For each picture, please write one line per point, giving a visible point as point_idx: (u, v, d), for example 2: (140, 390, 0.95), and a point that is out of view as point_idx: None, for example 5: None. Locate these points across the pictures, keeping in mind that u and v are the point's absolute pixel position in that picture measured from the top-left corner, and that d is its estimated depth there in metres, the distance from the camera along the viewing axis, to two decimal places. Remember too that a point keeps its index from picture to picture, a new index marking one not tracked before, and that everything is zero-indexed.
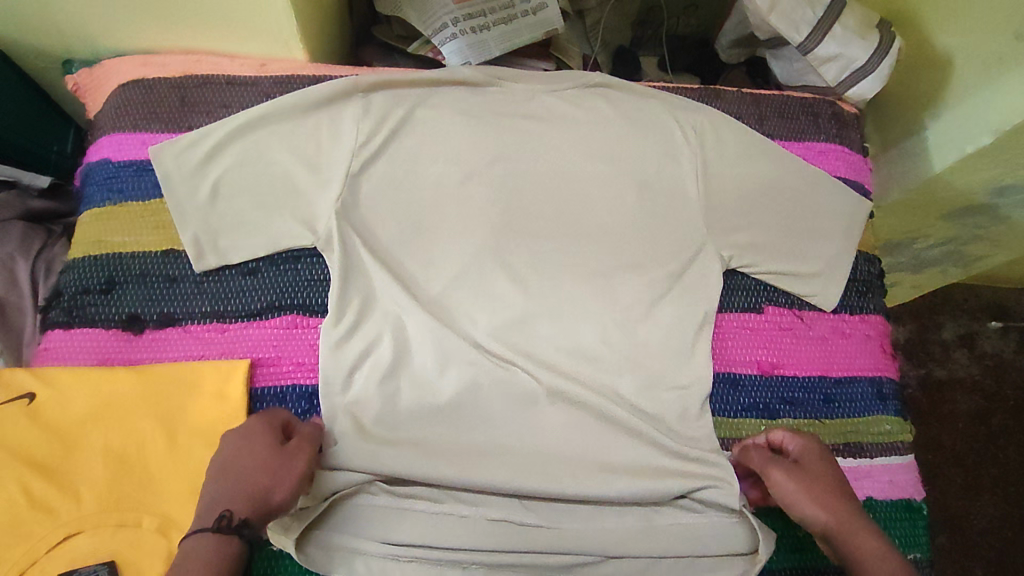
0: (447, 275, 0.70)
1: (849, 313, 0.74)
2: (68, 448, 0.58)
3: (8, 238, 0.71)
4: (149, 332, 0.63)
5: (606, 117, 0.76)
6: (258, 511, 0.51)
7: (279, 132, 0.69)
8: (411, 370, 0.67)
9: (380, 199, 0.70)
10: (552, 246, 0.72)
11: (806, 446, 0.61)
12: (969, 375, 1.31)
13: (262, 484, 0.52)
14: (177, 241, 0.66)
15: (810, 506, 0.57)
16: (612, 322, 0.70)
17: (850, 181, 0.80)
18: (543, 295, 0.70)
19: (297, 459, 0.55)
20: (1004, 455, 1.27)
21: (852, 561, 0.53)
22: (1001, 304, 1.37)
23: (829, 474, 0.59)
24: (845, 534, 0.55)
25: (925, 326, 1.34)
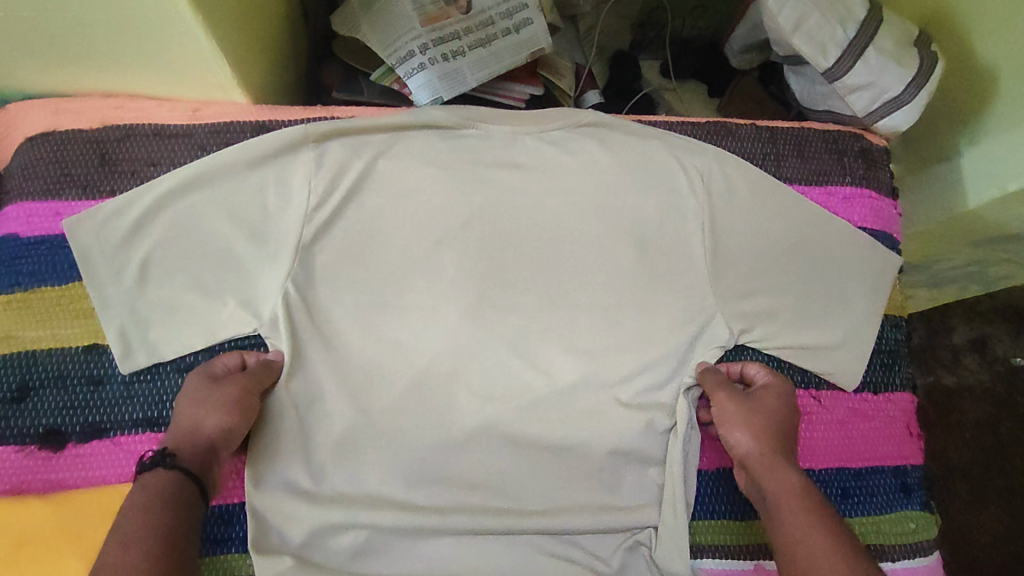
0: (413, 356, 0.61)
1: (872, 391, 0.66)
2: None
3: None
4: (72, 446, 0.54)
5: (600, 164, 0.65)
6: (193, 442, 0.52)
7: (217, 195, 0.59)
8: (377, 471, 0.59)
9: (337, 271, 0.61)
10: (535, 317, 0.63)
11: (773, 385, 0.61)
12: (980, 383, 1.24)
13: (194, 416, 0.53)
14: (102, 334, 0.57)
15: (739, 433, 0.58)
16: (606, 410, 0.62)
17: (877, 232, 0.71)
18: (526, 380, 0.62)
19: (229, 386, 0.54)
20: (1011, 465, 1.21)
21: (763, 488, 0.55)
22: (1017, 307, 1.28)
23: (772, 407, 0.59)
24: (761, 467, 0.56)
25: (936, 333, 1.26)
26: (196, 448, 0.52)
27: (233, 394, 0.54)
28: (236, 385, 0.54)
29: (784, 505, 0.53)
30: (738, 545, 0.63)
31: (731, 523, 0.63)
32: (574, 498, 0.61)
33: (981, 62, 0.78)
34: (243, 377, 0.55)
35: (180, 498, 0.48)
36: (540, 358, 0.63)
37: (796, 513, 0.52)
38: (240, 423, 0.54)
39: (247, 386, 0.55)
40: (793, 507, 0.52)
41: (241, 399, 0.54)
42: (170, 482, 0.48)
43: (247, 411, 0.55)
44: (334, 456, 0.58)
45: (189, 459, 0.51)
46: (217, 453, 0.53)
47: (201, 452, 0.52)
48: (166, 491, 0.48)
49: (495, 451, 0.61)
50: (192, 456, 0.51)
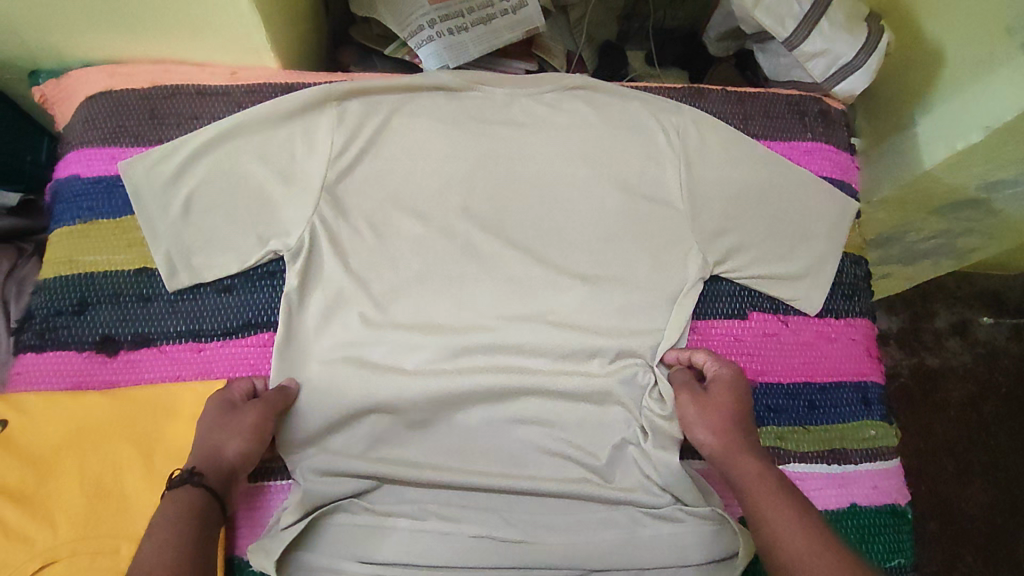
0: (424, 286, 0.69)
1: (835, 317, 0.74)
2: (43, 476, 0.57)
3: None
4: (124, 353, 0.62)
5: (589, 121, 0.74)
6: (214, 462, 0.57)
7: (251, 142, 0.68)
8: (390, 379, 0.65)
9: (357, 210, 0.69)
10: (533, 255, 0.71)
11: (722, 374, 0.67)
12: (962, 362, 1.30)
13: (217, 441, 0.58)
14: (150, 259, 0.65)
15: (701, 431, 0.64)
16: (596, 332, 0.69)
17: (838, 181, 0.79)
18: (526, 306, 0.70)
19: (249, 414, 0.59)
20: (995, 442, 1.25)
21: (730, 479, 0.61)
22: (993, 292, 1.35)
23: (717, 404, 0.65)
24: (725, 458, 0.62)
25: (918, 315, 1.33)
26: (219, 472, 0.57)
27: (252, 421, 0.59)
28: (256, 413, 0.59)
29: (756, 490, 0.59)
30: None
31: None
32: (570, 410, 0.67)
33: (928, 40, 0.88)
34: (261, 404, 0.60)
35: (203, 514, 0.53)
36: (537, 289, 0.70)
37: (765, 497, 0.58)
38: (258, 447, 0.59)
39: (264, 413, 0.59)
40: (756, 492, 0.59)
41: (259, 426, 0.59)
42: (195, 499, 0.54)
43: (264, 435, 0.60)
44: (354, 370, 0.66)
45: (212, 478, 0.56)
46: (237, 474, 0.58)
47: (222, 472, 0.57)
48: (190, 508, 0.53)
49: (497, 369, 0.67)
50: (215, 475, 0.57)
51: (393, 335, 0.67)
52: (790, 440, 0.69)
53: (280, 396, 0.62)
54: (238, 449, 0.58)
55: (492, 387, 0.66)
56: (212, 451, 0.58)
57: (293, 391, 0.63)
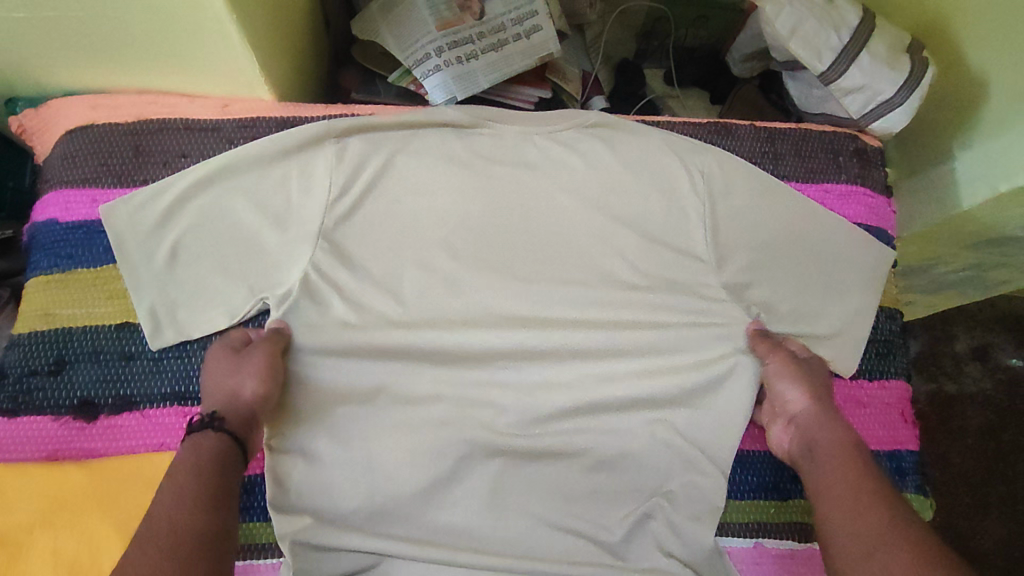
0: (424, 338, 0.64)
1: (868, 379, 0.68)
2: (14, 558, 0.52)
3: None
4: (103, 417, 0.58)
5: (605, 161, 0.69)
6: (233, 406, 0.56)
7: (244, 185, 0.63)
8: (394, 441, 0.62)
9: (356, 258, 0.64)
10: (543, 305, 0.67)
11: (815, 358, 0.65)
12: (983, 389, 1.25)
13: (232, 383, 0.57)
14: (133, 314, 0.60)
15: (794, 391, 0.62)
16: (610, 390, 0.65)
17: (874, 228, 0.73)
18: (537, 362, 0.66)
19: (258, 354, 0.58)
20: (1013, 471, 1.21)
21: (812, 443, 0.59)
22: (1018, 316, 1.30)
23: (818, 373, 0.63)
24: (814, 421, 0.60)
25: (937, 340, 1.28)
26: (238, 412, 0.56)
27: (263, 361, 0.58)
28: (263, 354, 0.58)
29: (839, 457, 0.56)
30: (747, 526, 0.64)
31: (742, 504, 0.65)
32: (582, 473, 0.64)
33: (968, 70, 0.82)
34: (264, 345, 0.59)
35: (226, 457, 0.52)
36: (547, 342, 0.66)
37: (850, 465, 0.56)
38: (272, 390, 0.58)
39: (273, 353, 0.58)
40: (842, 459, 0.56)
41: (271, 366, 0.58)
42: (216, 444, 0.53)
43: (276, 378, 0.59)
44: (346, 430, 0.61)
45: (232, 423, 0.55)
46: (256, 420, 0.57)
47: (242, 417, 0.56)
48: (214, 453, 0.52)
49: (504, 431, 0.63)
50: (236, 420, 0.55)
51: (396, 393, 0.63)
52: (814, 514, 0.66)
53: (274, 337, 0.60)
54: (255, 391, 0.57)
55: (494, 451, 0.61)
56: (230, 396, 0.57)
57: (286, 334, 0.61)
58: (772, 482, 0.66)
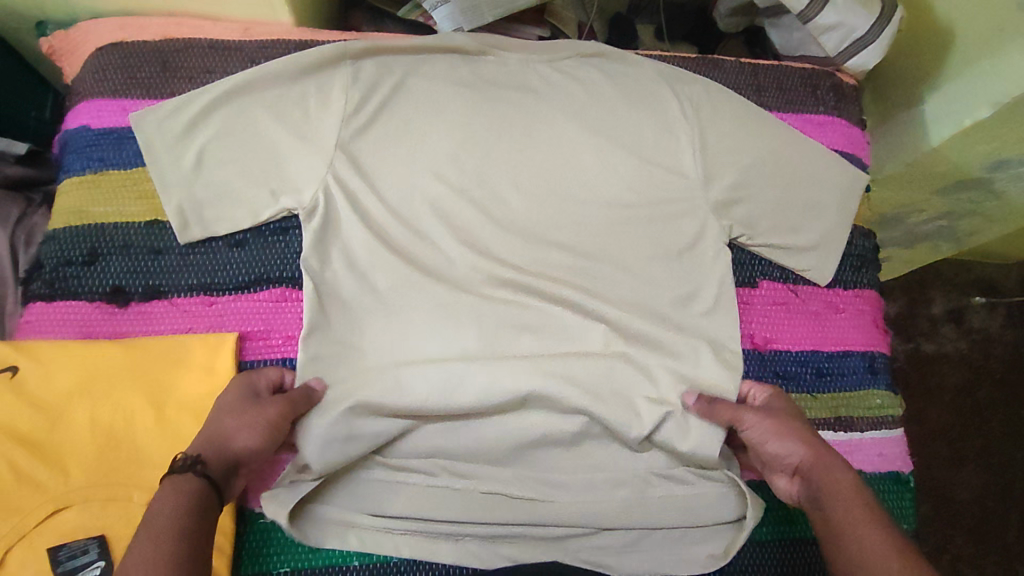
0: (437, 249, 0.69)
1: (843, 287, 0.74)
2: (54, 423, 0.56)
3: None
4: (135, 304, 0.62)
5: (602, 88, 0.74)
6: (221, 451, 0.54)
7: (266, 98, 0.67)
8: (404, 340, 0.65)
9: (371, 170, 0.69)
10: (545, 221, 0.71)
11: (780, 405, 0.64)
12: (958, 350, 1.32)
13: (229, 430, 0.55)
14: (162, 212, 0.65)
15: (785, 443, 0.60)
16: (608, 299, 0.70)
17: (848, 153, 0.79)
18: (536, 273, 0.70)
19: (270, 409, 0.57)
20: (987, 427, 1.28)
21: (817, 493, 0.56)
22: (991, 281, 1.36)
23: (794, 415, 0.62)
24: (816, 468, 0.58)
25: (916, 303, 1.34)
26: (222, 458, 0.54)
27: (272, 418, 0.56)
28: (276, 410, 0.57)
29: (847, 507, 0.54)
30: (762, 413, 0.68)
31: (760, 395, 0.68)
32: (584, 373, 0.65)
33: (937, 19, 0.89)
34: (286, 401, 0.58)
35: (202, 507, 0.50)
36: (549, 252, 0.71)
37: (867, 509, 0.54)
38: (269, 444, 0.56)
39: (287, 411, 0.57)
40: (851, 508, 0.54)
41: (278, 424, 0.57)
42: (195, 489, 0.50)
43: (277, 435, 0.57)
44: (362, 327, 0.65)
45: (215, 468, 0.53)
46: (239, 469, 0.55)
47: (225, 463, 0.54)
48: (191, 500, 0.49)
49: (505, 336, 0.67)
50: (219, 466, 0.53)
51: (409, 297, 0.66)
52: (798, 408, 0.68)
53: (307, 399, 0.60)
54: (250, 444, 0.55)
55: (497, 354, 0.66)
56: (222, 438, 0.55)
57: (318, 394, 0.62)
58: (756, 377, 0.69)
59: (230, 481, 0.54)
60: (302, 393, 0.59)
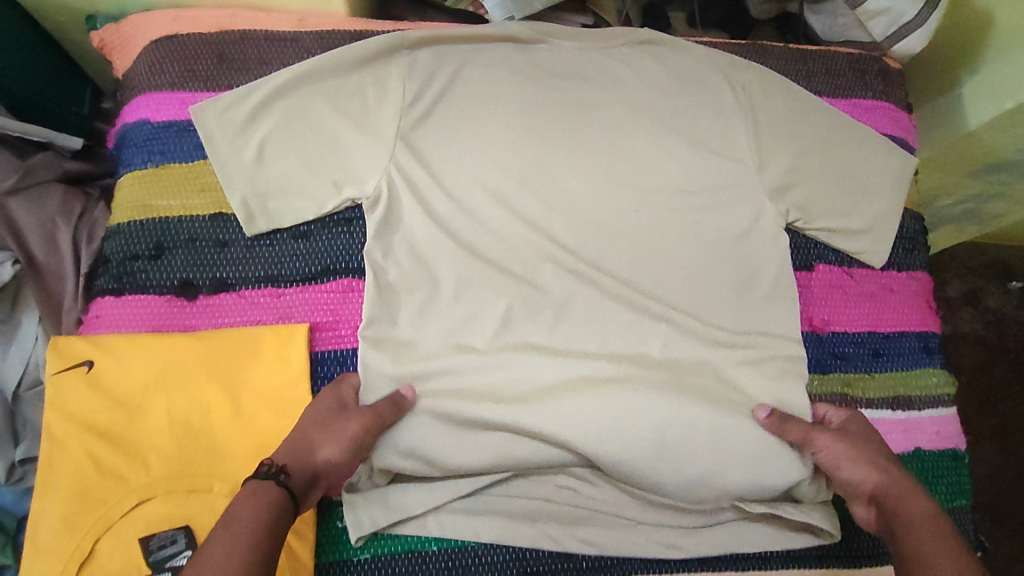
0: (497, 239, 0.68)
1: (896, 269, 0.74)
2: (131, 417, 0.56)
3: (47, 203, 0.67)
4: (203, 297, 0.62)
5: (655, 75, 0.75)
6: (304, 463, 0.54)
7: (325, 89, 0.67)
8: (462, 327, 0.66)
9: (430, 160, 0.68)
10: (601, 208, 0.71)
11: (855, 427, 0.64)
12: (972, 330, 1.34)
13: (314, 440, 0.56)
14: (226, 204, 0.64)
15: (856, 465, 0.60)
16: (661, 285, 0.70)
17: (896, 137, 0.79)
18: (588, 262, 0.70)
19: (353, 422, 0.57)
20: (1003, 406, 1.30)
21: (892, 516, 0.56)
22: (1006, 264, 1.38)
23: (875, 441, 0.62)
24: (890, 492, 0.58)
25: (935, 288, 1.36)
26: (306, 472, 0.54)
27: (355, 431, 0.57)
28: (358, 424, 0.57)
29: (921, 530, 0.53)
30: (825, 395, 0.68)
31: (821, 376, 0.69)
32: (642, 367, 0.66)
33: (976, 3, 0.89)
34: (369, 414, 0.58)
35: (278, 518, 0.50)
36: (603, 239, 0.70)
37: (940, 536, 0.53)
38: (351, 460, 0.57)
39: (370, 425, 0.57)
40: (925, 529, 0.54)
41: (361, 439, 0.57)
42: (274, 498, 0.51)
43: (359, 450, 0.57)
44: (426, 316, 0.65)
45: (296, 480, 0.53)
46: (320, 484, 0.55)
47: (307, 475, 0.54)
48: (267, 507, 0.50)
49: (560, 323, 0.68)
50: (300, 478, 0.54)
51: (469, 289, 0.66)
52: (856, 387, 0.69)
53: (394, 409, 0.60)
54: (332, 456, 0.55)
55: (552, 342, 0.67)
56: (305, 450, 0.55)
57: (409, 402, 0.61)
58: (814, 358, 0.70)
59: (310, 494, 0.55)
60: (387, 405, 0.59)
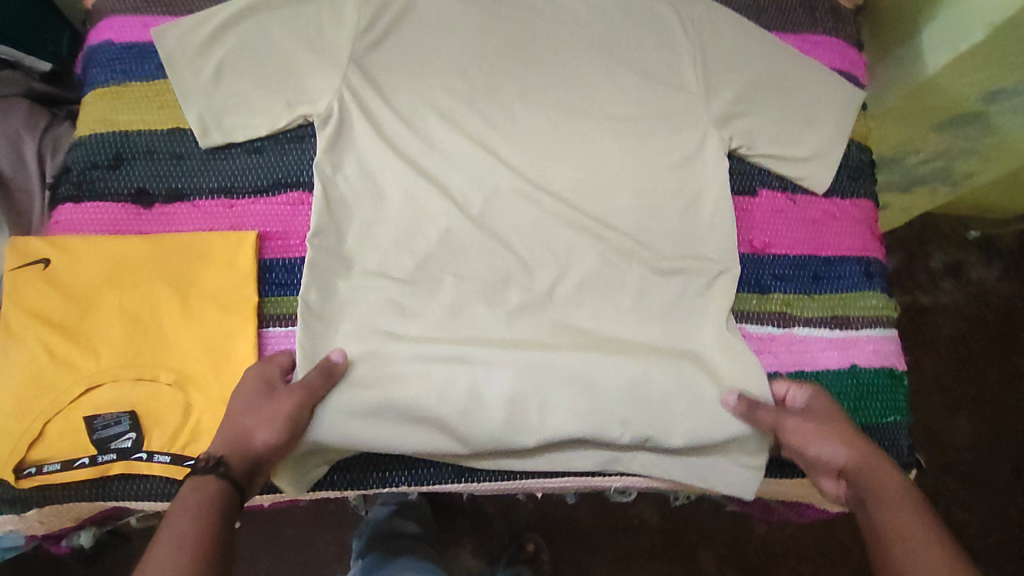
0: (451, 167, 0.71)
1: (839, 197, 0.76)
2: (84, 311, 0.59)
3: (15, 115, 0.70)
4: (158, 205, 0.65)
5: (607, 8, 0.77)
6: (242, 451, 0.54)
7: (281, 14, 0.69)
8: (411, 251, 0.68)
9: (387, 87, 0.71)
10: (554, 140, 0.74)
11: (818, 403, 0.64)
12: (953, 301, 1.34)
13: (249, 426, 0.55)
14: (184, 120, 0.67)
15: (829, 445, 0.60)
16: (609, 215, 0.73)
17: (843, 72, 0.80)
18: (535, 189, 0.72)
19: (287, 401, 0.57)
20: (982, 376, 1.30)
21: (867, 496, 0.57)
22: (987, 235, 1.38)
23: (838, 415, 0.63)
24: (863, 471, 0.58)
25: (913, 257, 1.36)
26: (246, 460, 0.54)
27: (289, 411, 0.57)
28: (292, 402, 0.57)
29: (896, 505, 0.55)
30: (761, 312, 0.71)
31: (758, 295, 0.71)
32: (591, 292, 0.71)
33: None
34: (300, 390, 0.58)
35: (224, 508, 0.51)
36: (554, 167, 0.73)
37: (914, 513, 0.54)
38: (288, 440, 0.57)
39: (302, 402, 0.57)
40: (900, 506, 0.55)
41: (295, 417, 0.57)
42: (218, 491, 0.51)
43: (297, 428, 0.57)
44: (381, 236, 0.68)
45: (237, 468, 0.53)
46: (262, 466, 0.55)
47: (247, 462, 0.54)
48: (212, 500, 0.50)
49: (509, 251, 0.70)
50: (241, 466, 0.54)
51: (423, 211, 0.70)
52: (794, 306, 0.71)
53: (325, 377, 0.60)
54: (269, 439, 0.55)
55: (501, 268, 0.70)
56: (242, 437, 0.55)
57: (341, 369, 0.62)
58: (753, 278, 0.72)
59: (254, 479, 0.55)
60: (317, 374, 0.60)
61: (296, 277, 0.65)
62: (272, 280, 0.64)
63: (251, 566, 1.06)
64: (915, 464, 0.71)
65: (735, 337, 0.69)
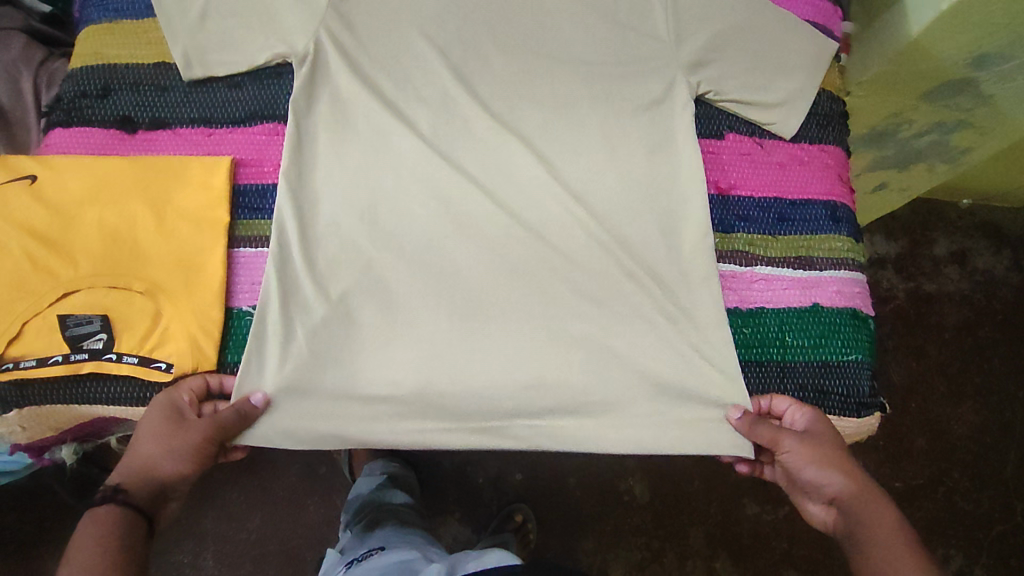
0: (424, 115, 0.73)
1: (808, 142, 0.77)
2: (66, 222, 0.63)
3: (12, 48, 0.78)
4: (142, 132, 0.69)
5: None
6: (143, 479, 0.57)
7: None
8: (383, 196, 0.70)
9: (362, 32, 0.74)
10: (527, 89, 0.75)
11: (816, 424, 0.64)
12: (960, 290, 1.31)
13: (153, 456, 0.57)
14: (168, 55, 0.71)
15: (826, 472, 0.60)
16: (580, 160, 0.74)
17: (816, 23, 0.82)
18: (507, 135, 0.73)
19: (196, 433, 0.58)
20: (989, 366, 1.26)
21: (857, 526, 0.58)
22: (997, 225, 1.36)
23: (838, 441, 0.62)
24: (857, 500, 0.59)
25: (917, 243, 1.33)
26: (145, 488, 0.57)
27: (196, 442, 0.58)
28: (200, 434, 0.58)
29: (890, 540, 0.56)
30: (726, 250, 0.72)
31: (723, 234, 0.73)
32: (563, 239, 0.71)
33: None
34: (216, 421, 0.59)
35: (134, 534, 0.54)
36: (528, 115, 0.75)
37: (907, 550, 0.55)
38: (196, 466, 0.59)
39: (211, 434, 0.59)
40: (889, 539, 0.56)
41: (203, 448, 0.59)
42: (119, 517, 0.54)
43: (205, 457, 0.59)
44: (353, 179, 0.70)
45: (137, 495, 0.56)
46: (167, 492, 0.58)
47: (149, 490, 0.57)
48: (119, 526, 0.54)
49: (479, 199, 0.71)
50: (144, 494, 0.56)
51: (397, 155, 0.71)
52: (758, 246, 0.73)
53: (240, 419, 0.61)
54: (176, 470, 0.58)
55: (472, 213, 0.70)
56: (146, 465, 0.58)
57: (259, 411, 0.63)
58: (718, 218, 0.73)
59: (162, 505, 0.58)
60: (232, 416, 0.60)
61: (268, 203, 0.68)
62: (244, 204, 0.68)
63: (240, 526, 1.07)
64: (880, 407, 0.70)
65: (695, 275, 0.70)
